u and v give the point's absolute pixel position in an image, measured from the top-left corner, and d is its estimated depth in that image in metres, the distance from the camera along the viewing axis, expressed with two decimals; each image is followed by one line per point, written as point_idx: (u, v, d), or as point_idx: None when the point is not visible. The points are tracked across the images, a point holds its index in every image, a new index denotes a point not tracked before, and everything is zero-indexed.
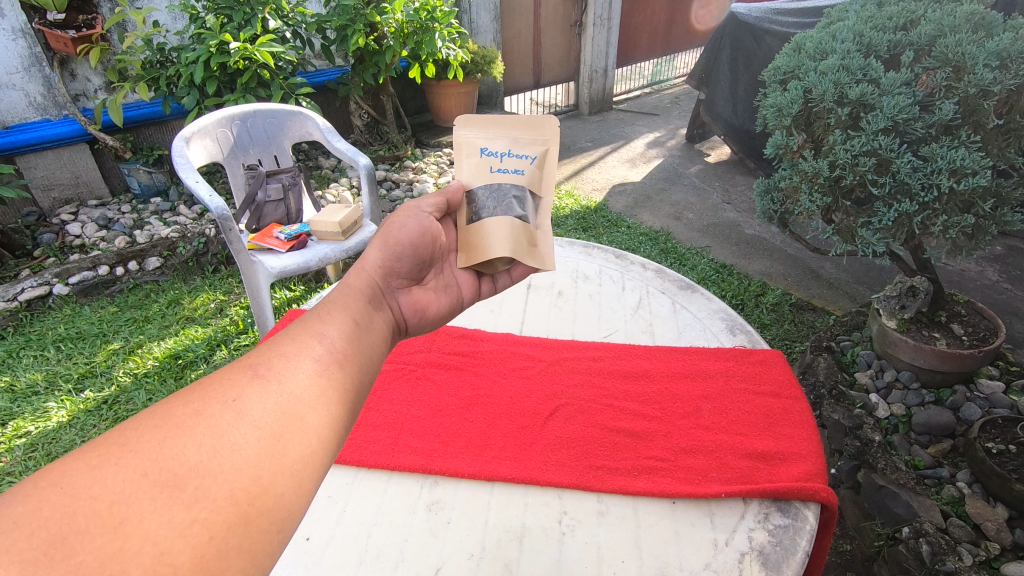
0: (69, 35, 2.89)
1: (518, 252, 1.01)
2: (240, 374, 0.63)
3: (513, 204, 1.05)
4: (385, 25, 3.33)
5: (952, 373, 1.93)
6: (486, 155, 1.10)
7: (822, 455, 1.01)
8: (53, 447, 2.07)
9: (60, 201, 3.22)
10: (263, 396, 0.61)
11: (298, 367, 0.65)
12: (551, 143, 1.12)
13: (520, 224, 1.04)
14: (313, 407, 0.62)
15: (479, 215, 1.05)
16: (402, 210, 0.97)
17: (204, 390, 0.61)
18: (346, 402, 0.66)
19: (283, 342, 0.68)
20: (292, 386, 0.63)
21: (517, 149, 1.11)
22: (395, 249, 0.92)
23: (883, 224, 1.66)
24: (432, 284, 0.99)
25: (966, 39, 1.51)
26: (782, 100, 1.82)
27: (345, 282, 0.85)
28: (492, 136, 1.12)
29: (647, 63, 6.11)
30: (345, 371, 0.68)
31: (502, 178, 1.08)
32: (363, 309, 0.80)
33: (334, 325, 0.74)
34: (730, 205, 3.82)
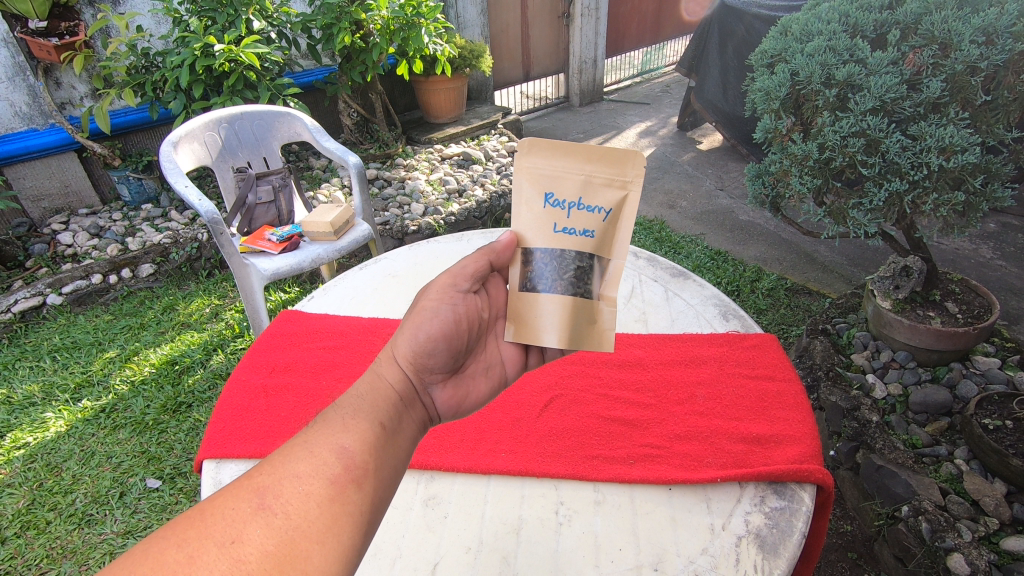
0: (51, 42, 2.85)
1: (573, 341, 0.84)
2: (245, 500, 0.58)
3: (575, 283, 0.81)
4: (371, 23, 3.32)
5: (948, 351, 1.93)
6: (549, 205, 0.79)
7: (817, 436, 1.01)
8: (52, 457, 2.08)
9: (50, 211, 3.21)
10: (266, 536, 0.55)
11: (307, 493, 0.59)
12: (635, 188, 0.78)
13: (580, 302, 0.82)
14: (319, 543, 0.56)
15: (534, 284, 0.83)
16: (435, 293, 0.79)
17: (205, 524, 0.56)
18: (363, 529, 0.59)
19: (297, 457, 0.61)
20: (299, 519, 0.57)
21: (590, 196, 0.78)
22: (428, 342, 0.78)
23: (874, 204, 1.67)
24: (472, 369, 0.86)
25: (952, 16, 1.51)
26: (770, 84, 1.82)
27: (371, 378, 0.74)
28: (558, 175, 0.78)
29: (636, 52, 6.09)
30: (361, 492, 0.61)
31: (566, 242, 0.80)
32: (392, 409, 0.70)
33: (353, 431, 0.65)
34: (724, 191, 3.82)
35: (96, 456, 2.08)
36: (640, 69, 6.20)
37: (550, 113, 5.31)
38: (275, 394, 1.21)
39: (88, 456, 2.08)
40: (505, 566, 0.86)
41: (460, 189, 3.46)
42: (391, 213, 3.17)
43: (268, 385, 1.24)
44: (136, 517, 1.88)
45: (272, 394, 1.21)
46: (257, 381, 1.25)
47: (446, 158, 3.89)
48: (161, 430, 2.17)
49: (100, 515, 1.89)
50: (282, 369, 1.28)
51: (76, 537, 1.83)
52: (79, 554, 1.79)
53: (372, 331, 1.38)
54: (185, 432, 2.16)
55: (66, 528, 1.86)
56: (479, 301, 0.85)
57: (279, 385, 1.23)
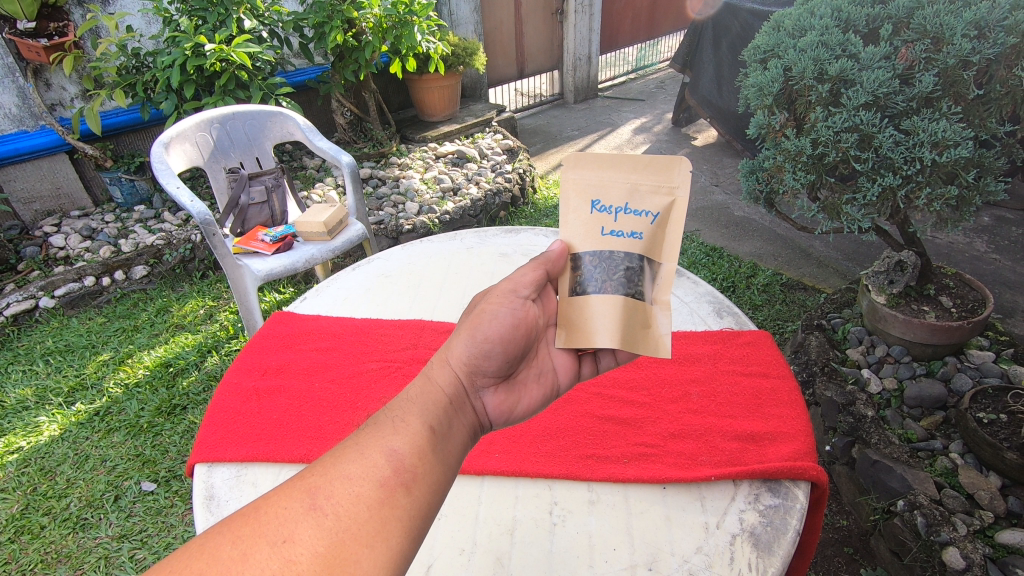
0: (40, 43, 2.82)
1: (631, 343, 0.82)
2: (297, 500, 0.57)
3: (627, 281, 0.82)
4: (363, 21, 3.27)
5: (942, 345, 1.94)
6: (597, 211, 0.81)
7: (812, 433, 1.01)
8: (46, 461, 2.07)
9: (42, 213, 3.19)
10: (317, 536, 0.55)
11: (358, 494, 0.58)
12: (681, 194, 0.81)
13: (633, 303, 0.82)
14: (368, 547, 0.56)
15: (584, 287, 0.83)
16: (495, 296, 0.80)
17: (258, 521, 0.56)
18: (412, 536, 0.58)
19: (349, 459, 0.61)
20: (349, 521, 0.56)
21: (637, 201, 0.81)
22: (484, 345, 0.77)
23: (868, 199, 1.66)
24: (524, 377, 0.84)
25: (943, 10, 1.51)
26: (762, 79, 1.81)
27: (424, 379, 0.74)
28: (605, 182, 0.81)
29: (630, 48, 6.09)
30: (411, 497, 0.60)
31: (614, 244, 0.82)
32: (442, 413, 0.69)
33: (405, 435, 0.64)
34: (719, 187, 3.82)
35: (90, 459, 2.07)
36: (634, 65, 6.20)
37: (545, 110, 5.31)
38: (267, 396, 1.20)
39: (82, 459, 2.07)
40: (500, 567, 0.85)
41: (455, 188, 3.45)
42: (386, 213, 3.16)
43: (260, 388, 1.23)
44: (131, 520, 1.88)
45: (265, 397, 1.20)
46: (249, 383, 1.24)
47: (440, 156, 3.88)
48: (155, 433, 2.16)
49: (95, 519, 1.89)
50: (275, 371, 1.27)
51: (71, 542, 1.83)
52: (74, 558, 1.78)
53: (364, 332, 1.37)
54: (179, 435, 2.15)
55: (61, 532, 1.85)
56: (536, 309, 0.85)
57: (271, 387, 1.22)
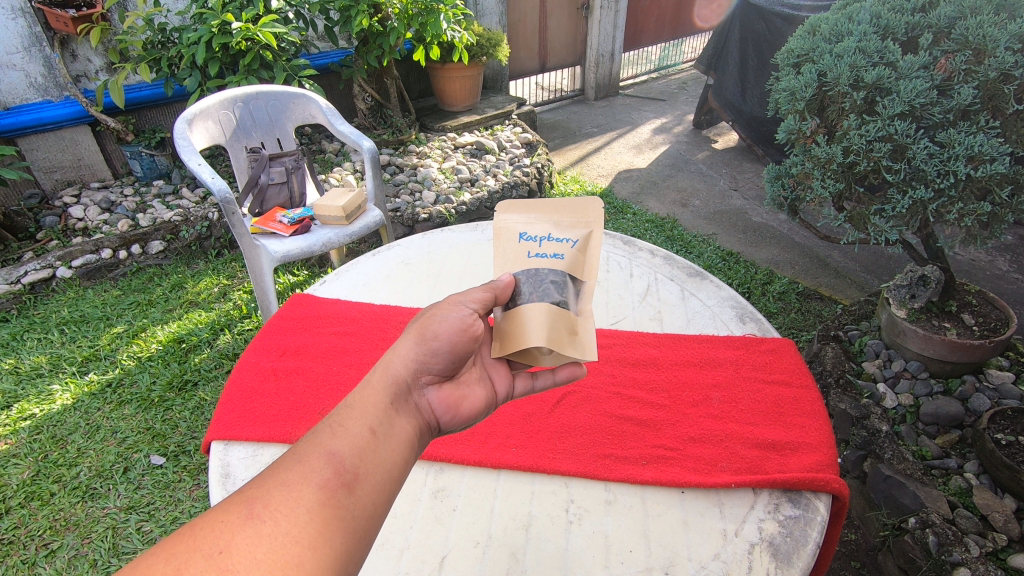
0: (69, 14, 2.82)
1: (559, 344, 0.81)
2: (233, 511, 0.55)
3: (551, 290, 0.85)
4: (390, 6, 3.25)
5: (962, 363, 1.91)
6: (523, 240, 0.91)
7: (834, 445, 1.00)
8: (58, 429, 2.08)
9: (62, 183, 3.21)
10: (255, 543, 0.53)
11: (298, 497, 0.57)
12: (596, 226, 0.92)
13: (560, 311, 0.84)
14: (312, 550, 0.55)
15: (517, 299, 0.86)
16: (445, 301, 0.81)
17: (192, 537, 0.53)
18: (355, 535, 0.58)
19: (287, 465, 0.60)
20: (289, 525, 0.55)
21: (559, 232, 0.92)
22: (431, 347, 0.77)
23: (897, 211, 1.63)
24: (466, 380, 0.83)
25: (987, 21, 1.47)
26: (795, 84, 1.78)
27: (366, 381, 0.73)
28: (531, 220, 0.93)
29: (654, 47, 6.03)
30: (354, 497, 0.60)
31: (539, 264, 0.89)
32: (383, 412, 0.69)
33: (346, 437, 0.64)
34: (737, 192, 3.78)
35: (101, 430, 2.09)
36: (657, 65, 6.15)
37: (565, 105, 5.27)
38: (285, 377, 1.20)
39: (94, 430, 2.08)
40: (514, 563, 0.85)
41: (472, 178, 3.43)
42: (403, 200, 3.16)
43: (278, 368, 1.23)
44: (139, 493, 1.89)
45: (282, 378, 1.20)
46: (267, 364, 1.24)
47: (459, 146, 3.86)
48: (166, 407, 2.18)
49: (104, 489, 1.90)
50: (293, 353, 1.27)
51: (79, 510, 1.84)
52: (82, 526, 1.80)
53: (383, 318, 1.37)
54: (190, 410, 2.16)
55: (70, 500, 1.87)
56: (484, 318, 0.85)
57: (289, 368, 1.22)
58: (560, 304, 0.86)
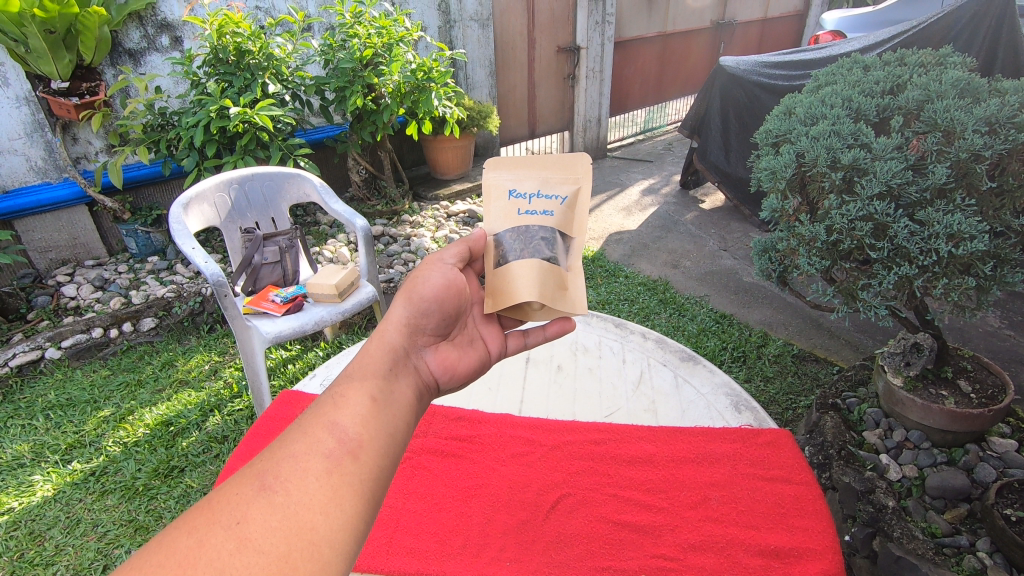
0: (72, 102, 2.92)
1: (547, 296, 0.98)
2: (247, 485, 0.62)
3: (541, 245, 1.03)
4: (384, 86, 3.37)
5: (963, 433, 1.89)
6: (514, 197, 1.10)
7: (839, 551, 0.97)
8: (36, 524, 2.00)
9: (56, 262, 3.23)
10: (270, 512, 0.60)
11: (306, 468, 0.64)
12: (582, 183, 1.11)
13: (549, 268, 1.02)
14: (323, 514, 0.61)
15: (506, 258, 1.03)
16: (425, 265, 0.97)
17: (212, 513, 0.61)
18: (364, 496, 0.65)
19: (295, 440, 0.67)
20: (299, 493, 0.62)
21: (547, 189, 1.10)
22: (421, 306, 0.92)
23: (884, 286, 1.65)
24: (457, 340, 0.98)
25: (954, 105, 1.54)
26: (775, 164, 1.84)
27: (369, 346, 0.85)
28: (521, 178, 1.11)
29: (639, 111, 6.27)
30: (359, 463, 0.67)
31: (529, 220, 1.07)
32: (382, 382, 0.78)
33: (349, 408, 0.72)
34: (727, 252, 3.83)
35: (81, 524, 2.01)
36: (643, 127, 6.38)
37: None
38: None
39: (74, 524, 2.00)
40: None
41: None
42: (396, 270, 3.18)
43: None
44: None
45: None
46: None
47: (452, 215, 3.93)
48: (150, 496, 2.10)
49: None
50: None
51: None
52: None
53: None
54: (175, 499, 2.09)
55: None
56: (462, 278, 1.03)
57: None
58: (551, 259, 1.03)
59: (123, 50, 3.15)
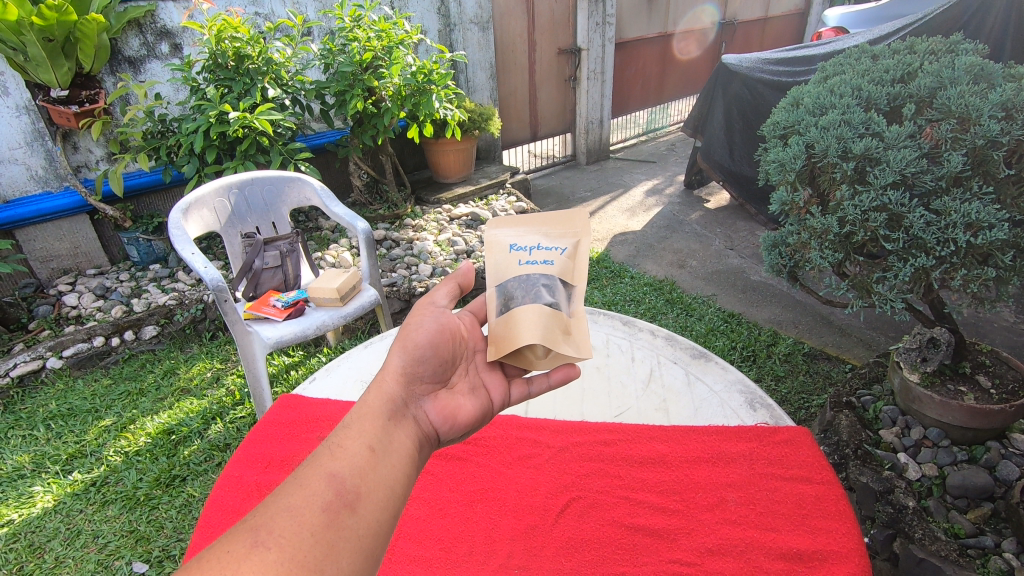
0: (71, 109, 2.90)
1: (552, 339, 0.92)
2: (240, 540, 0.61)
3: (542, 291, 0.99)
4: (383, 89, 3.35)
5: (983, 429, 1.83)
6: (515, 250, 1.08)
7: (865, 553, 0.93)
8: (36, 536, 1.97)
9: (58, 271, 3.21)
10: (264, 569, 0.58)
11: (302, 522, 0.63)
12: (582, 235, 1.10)
13: (553, 314, 0.96)
14: (318, 573, 0.60)
15: (509, 306, 0.99)
16: (417, 309, 0.94)
17: (200, 568, 0.58)
18: (360, 552, 0.64)
19: (291, 491, 0.66)
20: (295, 550, 0.61)
21: (547, 242, 1.09)
22: (416, 353, 0.89)
23: (900, 279, 1.60)
24: (459, 387, 0.94)
25: (967, 91, 1.50)
26: (784, 156, 1.80)
27: (364, 400, 0.82)
28: (521, 234, 1.11)
29: (641, 112, 6.24)
30: (355, 516, 0.66)
31: (530, 269, 1.04)
32: (379, 432, 0.77)
33: (346, 459, 0.71)
34: (734, 251, 3.78)
35: (82, 535, 1.97)
36: (645, 128, 6.34)
37: (558, 171, 5.39)
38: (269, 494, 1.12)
39: (74, 535, 1.97)
40: None
41: (468, 250, 3.44)
42: (399, 274, 3.15)
43: (263, 483, 1.16)
44: None
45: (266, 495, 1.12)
46: (250, 478, 1.17)
47: (455, 218, 3.90)
48: (152, 506, 2.06)
49: None
50: (278, 464, 1.20)
51: None
52: None
53: None
54: (177, 509, 2.05)
55: None
56: (458, 321, 1.00)
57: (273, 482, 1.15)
58: (554, 305, 0.98)
59: (123, 57, 3.15)
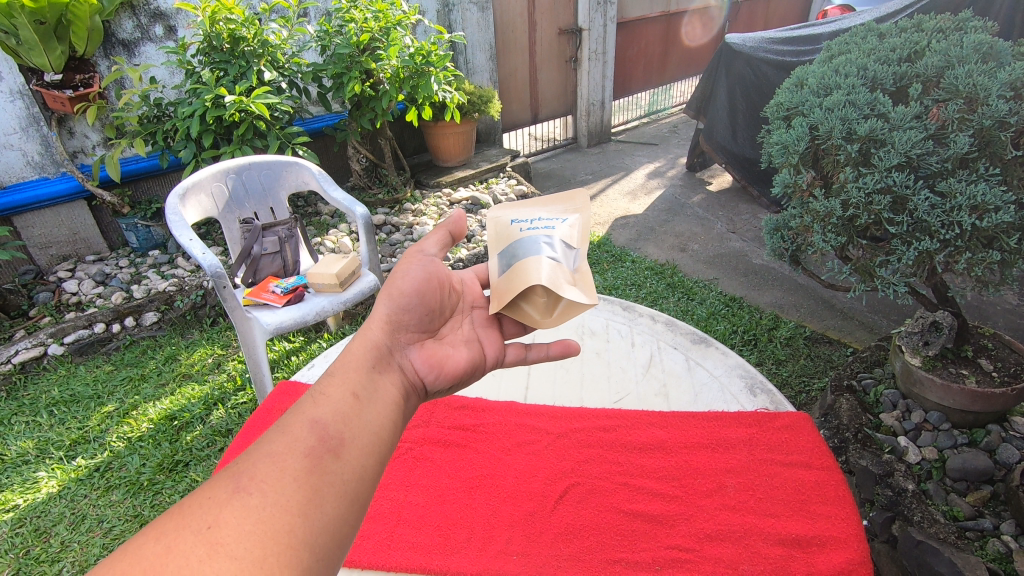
0: (66, 94, 2.87)
1: (556, 284, 0.94)
2: (221, 488, 0.60)
3: (543, 247, 1.01)
4: (381, 71, 3.29)
5: (984, 413, 1.83)
6: (517, 222, 1.11)
7: (865, 539, 0.93)
8: (42, 521, 1.99)
9: (57, 258, 3.20)
10: (244, 515, 0.57)
11: (283, 468, 0.62)
12: (583, 209, 1.14)
13: (555, 265, 0.98)
14: (301, 517, 0.59)
15: (512, 263, 1.01)
16: (403, 258, 0.94)
17: (183, 516, 0.57)
18: (345, 497, 0.63)
19: (273, 438, 0.65)
20: (276, 495, 0.60)
21: (549, 216, 1.13)
22: (401, 301, 0.89)
23: (903, 262, 1.58)
24: (449, 339, 0.94)
25: (976, 70, 1.46)
26: (787, 138, 1.77)
27: (349, 347, 0.82)
28: (524, 212, 1.15)
29: (644, 93, 6.15)
30: (339, 461, 0.65)
31: (531, 233, 1.07)
32: (364, 379, 0.76)
33: (329, 405, 0.70)
34: (736, 234, 3.76)
35: (87, 520, 1.99)
36: (647, 110, 6.26)
37: (558, 154, 5.34)
38: None
39: (79, 520, 1.99)
40: None
41: (469, 234, 3.42)
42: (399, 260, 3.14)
43: None
44: None
45: None
46: None
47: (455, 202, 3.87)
48: (155, 491, 2.08)
49: None
50: None
51: None
52: None
53: None
54: (180, 494, 2.06)
55: None
56: (446, 272, 1.01)
57: None
58: (555, 259, 1.00)
59: (117, 40, 3.10)
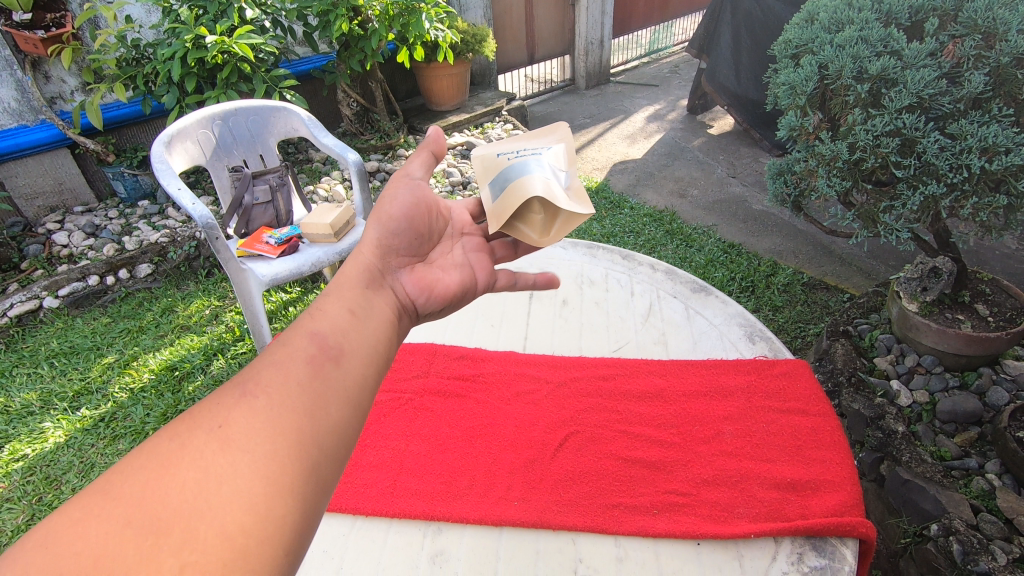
0: (38, 35, 2.73)
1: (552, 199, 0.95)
2: (226, 393, 0.59)
3: (534, 169, 1.01)
4: (369, 8, 3.15)
5: (977, 356, 1.85)
6: (503, 154, 1.10)
7: (858, 482, 0.95)
8: (52, 469, 2.03)
9: (45, 209, 3.13)
10: (251, 414, 0.56)
11: (287, 374, 0.60)
12: (564, 137, 1.13)
13: (548, 185, 0.98)
14: (307, 418, 0.58)
15: (504, 188, 1.00)
16: (391, 183, 0.92)
17: (191, 419, 0.57)
18: (349, 402, 0.61)
19: (275, 349, 0.64)
20: (280, 398, 0.58)
21: (534, 144, 1.12)
22: (390, 224, 0.87)
23: (908, 207, 1.55)
24: (439, 263, 0.92)
25: (997, 2, 1.39)
26: (795, 78, 1.70)
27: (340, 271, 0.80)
28: (508, 145, 1.14)
29: (644, 31, 5.90)
30: (341, 368, 0.63)
31: (521, 159, 1.06)
32: (362, 296, 0.74)
33: (330, 317, 0.68)
34: (736, 179, 3.69)
35: (96, 468, 2.03)
36: (648, 49, 6.02)
37: (556, 97, 5.17)
38: None
39: (88, 468, 2.03)
40: None
41: (464, 181, 3.35)
42: None
43: None
44: None
45: None
46: None
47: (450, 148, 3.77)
48: None
49: None
50: None
51: None
52: None
53: None
54: None
55: None
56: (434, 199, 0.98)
57: None
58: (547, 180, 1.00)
59: None
